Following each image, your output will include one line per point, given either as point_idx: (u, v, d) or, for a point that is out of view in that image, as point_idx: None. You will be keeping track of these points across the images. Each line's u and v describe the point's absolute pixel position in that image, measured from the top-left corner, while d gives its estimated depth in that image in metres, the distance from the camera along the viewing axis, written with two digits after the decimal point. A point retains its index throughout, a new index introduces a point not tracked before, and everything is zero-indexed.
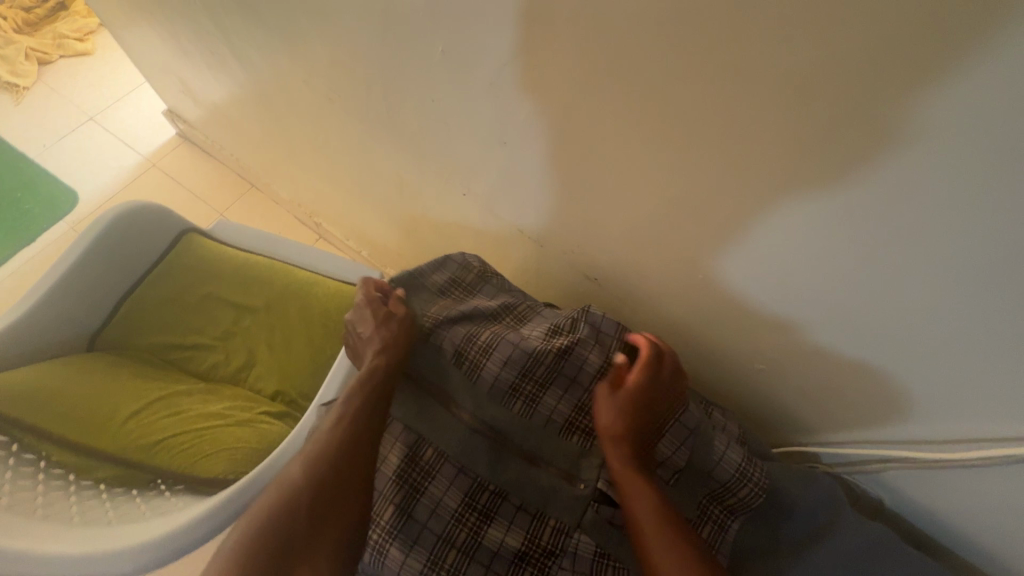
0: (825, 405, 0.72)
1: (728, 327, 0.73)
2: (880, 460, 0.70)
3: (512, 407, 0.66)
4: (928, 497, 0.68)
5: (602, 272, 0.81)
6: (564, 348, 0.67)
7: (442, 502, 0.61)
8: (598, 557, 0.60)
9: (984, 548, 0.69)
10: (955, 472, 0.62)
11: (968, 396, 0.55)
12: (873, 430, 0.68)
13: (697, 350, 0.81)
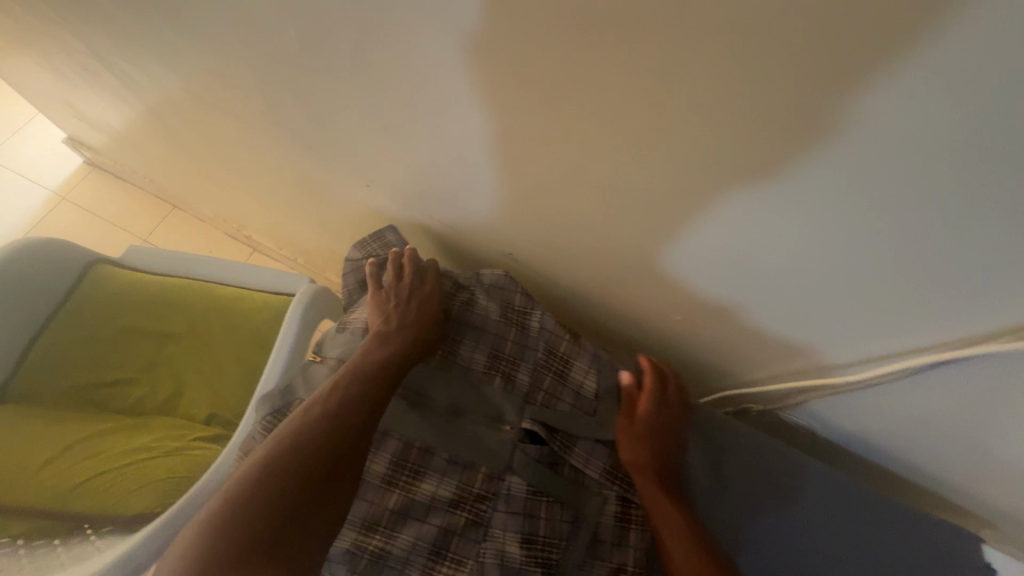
0: (741, 356, 0.72)
1: (636, 296, 0.71)
2: (799, 395, 0.71)
3: (431, 359, 0.65)
4: (849, 422, 0.70)
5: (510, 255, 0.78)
6: (467, 300, 0.70)
7: (370, 470, 0.60)
8: (531, 494, 0.60)
9: (900, 464, 0.72)
10: (860, 399, 0.64)
11: (862, 331, 0.54)
12: (786, 371, 0.69)
13: (617, 320, 0.80)
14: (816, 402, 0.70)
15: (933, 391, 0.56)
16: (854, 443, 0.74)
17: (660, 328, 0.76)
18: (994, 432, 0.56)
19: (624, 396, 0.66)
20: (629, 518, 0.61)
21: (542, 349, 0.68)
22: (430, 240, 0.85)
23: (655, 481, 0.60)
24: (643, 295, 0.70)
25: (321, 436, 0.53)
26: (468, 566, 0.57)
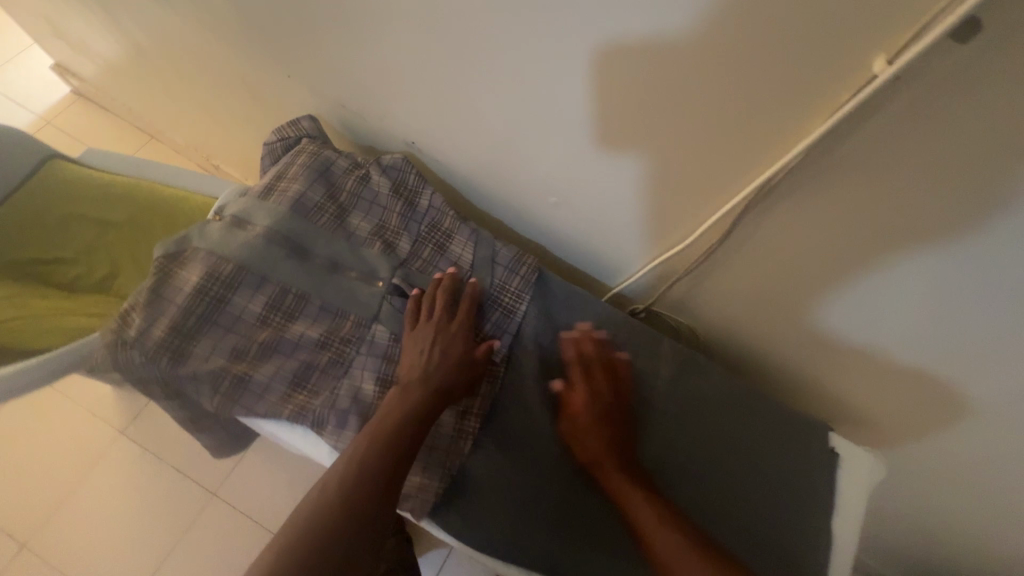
0: (615, 241, 0.75)
1: (519, 176, 0.75)
2: (668, 280, 0.73)
3: (316, 220, 0.69)
4: (716, 306, 0.72)
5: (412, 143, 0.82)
6: (362, 174, 0.74)
7: (246, 308, 0.64)
8: (393, 342, 0.64)
9: (767, 362, 0.75)
10: (715, 269, 0.67)
11: (683, 171, 0.58)
12: (652, 253, 0.71)
13: (513, 218, 0.83)
14: (682, 286, 0.73)
15: (750, 241, 0.60)
16: (726, 342, 0.77)
17: (549, 220, 0.79)
18: (798, 282, 0.60)
19: (495, 268, 0.70)
20: (483, 370, 0.65)
21: (425, 223, 0.72)
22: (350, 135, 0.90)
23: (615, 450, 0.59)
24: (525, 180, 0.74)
25: (384, 463, 0.54)
26: (322, 395, 0.61)
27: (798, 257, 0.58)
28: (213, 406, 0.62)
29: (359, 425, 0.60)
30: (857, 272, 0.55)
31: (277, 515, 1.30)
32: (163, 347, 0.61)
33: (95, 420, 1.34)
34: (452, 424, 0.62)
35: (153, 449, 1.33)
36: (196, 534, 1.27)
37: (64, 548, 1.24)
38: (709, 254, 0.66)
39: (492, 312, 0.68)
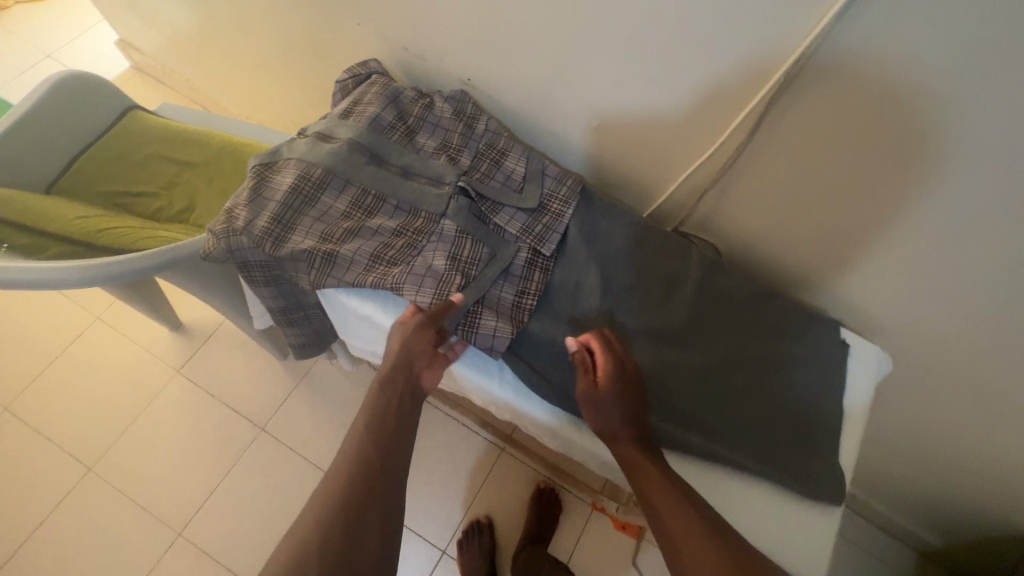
0: (651, 160, 0.85)
1: (566, 100, 0.85)
2: (699, 193, 0.84)
3: (389, 136, 0.80)
4: (737, 220, 0.84)
5: (470, 80, 0.93)
6: (426, 102, 0.85)
7: (333, 207, 0.75)
8: (459, 234, 0.74)
9: (787, 261, 0.86)
10: (739, 177, 0.78)
11: (717, 66, 0.68)
12: (684, 167, 0.82)
13: (558, 145, 0.93)
14: (707, 204, 0.85)
15: (769, 150, 0.72)
16: (748, 248, 0.88)
17: (591, 143, 0.89)
18: (820, 179, 0.71)
19: (545, 179, 0.80)
20: (536, 262, 0.75)
21: (483, 142, 0.82)
22: (412, 78, 1.01)
23: (631, 430, 0.63)
24: (572, 113, 0.87)
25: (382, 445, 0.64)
26: (400, 275, 0.71)
27: (818, 154, 0.69)
28: (309, 283, 0.72)
29: (435, 287, 0.69)
30: (871, 158, 0.65)
31: (322, 448, 1.40)
32: (264, 233, 0.71)
33: (153, 361, 1.46)
34: (512, 297, 0.72)
35: (206, 387, 1.44)
36: (249, 463, 1.37)
37: (127, 474, 1.34)
38: (733, 162, 0.76)
39: (543, 215, 0.77)
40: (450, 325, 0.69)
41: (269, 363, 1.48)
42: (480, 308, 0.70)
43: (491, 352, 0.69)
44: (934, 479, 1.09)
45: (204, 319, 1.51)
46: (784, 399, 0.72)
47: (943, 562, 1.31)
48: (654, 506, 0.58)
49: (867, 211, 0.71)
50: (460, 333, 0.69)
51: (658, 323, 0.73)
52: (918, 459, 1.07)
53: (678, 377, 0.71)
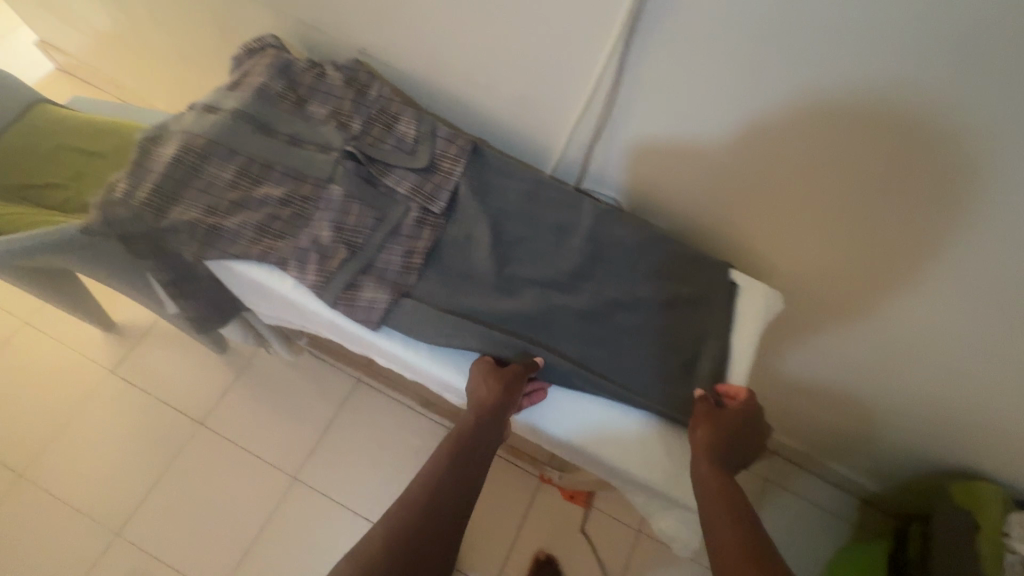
0: (543, 119, 0.86)
1: (456, 65, 0.86)
2: (591, 148, 0.86)
3: (278, 105, 0.80)
4: (628, 171, 0.86)
5: (367, 50, 0.93)
6: (319, 71, 0.85)
7: (218, 176, 0.74)
8: (346, 196, 0.74)
9: (686, 211, 0.88)
10: (624, 126, 0.80)
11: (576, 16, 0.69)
12: (573, 124, 0.83)
13: (459, 111, 0.94)
14: (598, 157, 0.87)
15: (637, 97, 0.74)
16: (648, 202, 0.90)
17: (487, 106, 0.90)
18: (689, 121, 0.74)
19: (437, 140, 0.81)
20: (426, 220, 0.75)
21: (375, 108, 0.83)
22: (315, 52, 1.00)
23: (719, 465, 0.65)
24: (462, 76, 0.87)
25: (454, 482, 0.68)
26: (286, 240, 0.71)
27: (682, 94, 0.71)
28: (192, 255, 0.71)
29: (318, 262, 0.70)
30: (727, 93, 0.68)
31: (264, 440, 1.39)
32: (145, 206, 0.70)
33: (85, 364, 1.42)
34: (401, 255, 0.72)
35: (142, 386, 1.41)
36: (189, 460, 1.35)
37: (62, 480, 1.31)
38: (614, 111, 0.78)
39: (434, 175, 0.78)
40: (330, 299, 0.68)
41: (207, 358, 1.46)
42: (364, 279, 0.70)
43: (368, 324, 0.69)
44: (860, 422, 1.13)
45: (138, 318, 1.48)
46: (670, 334, 0.74)
47: (881, 506, 1.36)
48: (716, 531, 0.60)
49: (735, 146, 0.73)
50: (339, 305, 0.68)
51: (549, 271, 0.75)
52: (842, 402, 1.10)
53: (567, 319, 0.73)
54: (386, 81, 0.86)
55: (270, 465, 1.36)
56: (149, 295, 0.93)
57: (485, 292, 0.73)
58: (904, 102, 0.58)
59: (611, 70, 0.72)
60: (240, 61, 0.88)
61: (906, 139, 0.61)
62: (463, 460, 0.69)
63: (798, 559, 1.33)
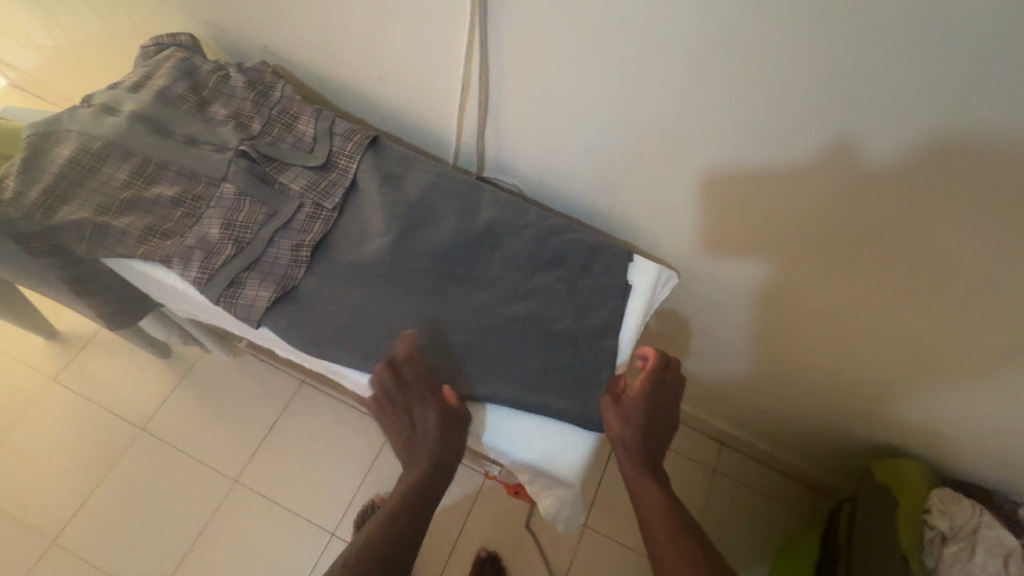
0: (443, 109, 0.93)
1: (360, 61, 0.92)
2: (488, 136, 0.93)
3: (177, 106, 0.81)
4: (518, 156, 0.94)
5: (278, 50, 0.99)
6: (222, 72, 0.86)
7: (112, 176, 0.76)
8: (237, 195, 0.76)
9: (583, 194, 0.93)
10: (510, 113, 0.86)
11: (451, 10, 0.75)
12: (468, 113, 0.90)
13: (369, 104, 1.00)
14: (491, 143, 0.94)
15: (509, 83, 0.81)
16: (547, 187, 0.96)
17: (391, 98, 0.96)
18: (562, 104, 0.80)
19: (334, 137, 0.82)
20: (318, 215, 0.77)
21: (276, 109, 0.84)
22: (237, 52, 1.05)
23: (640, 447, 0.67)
24: (366, 73, 0.94)
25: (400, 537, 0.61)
26: (172, 239, 0.72)
27: (550, 78, 0.77)
28: (83, 253, 0.73)
29: (202, 259, 0.71)
30: (583, 75, 0.74)
31: (206, 443, 1.39)
32: (33, 205, 0.72)
33: (28, 374, 1.43)
34: (288, 252, 0.73)
35: (84, 393, 1.42)
36: (130, 465, 1.36)
37: (1, 492, 1.31)
38: (500, 99, 0.85)
39: (330, 172, 0.80)
40: (212, 296, 0.69)
41: (149, 364, 1.46)
42: (248, 275, 0.71)
43: (249, 322, 0.70)
44: (775, 398, 1.18)
45: (82, 326, 1.49)
46: (557, 318, 0.74)
47: (825, 491, 1.38)
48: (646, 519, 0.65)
49: (606, 126, 0.79)
50: (221, 302, 0.70)
51: (438, 258, 0.76)
52: (757, 379, 1.15)
53: (455, 307, 0.73)
54: (289, 80, 0.88)
55: (212, 466, 1.37)
56: (65, 297, 0.95)
57: (372, 279, 0.74)
58: (723, 78, 0.64)
59: (478, 58, 0.79)
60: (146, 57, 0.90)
61: (774, 111, 0.64)
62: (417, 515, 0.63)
63: (741, 546, 1.35)
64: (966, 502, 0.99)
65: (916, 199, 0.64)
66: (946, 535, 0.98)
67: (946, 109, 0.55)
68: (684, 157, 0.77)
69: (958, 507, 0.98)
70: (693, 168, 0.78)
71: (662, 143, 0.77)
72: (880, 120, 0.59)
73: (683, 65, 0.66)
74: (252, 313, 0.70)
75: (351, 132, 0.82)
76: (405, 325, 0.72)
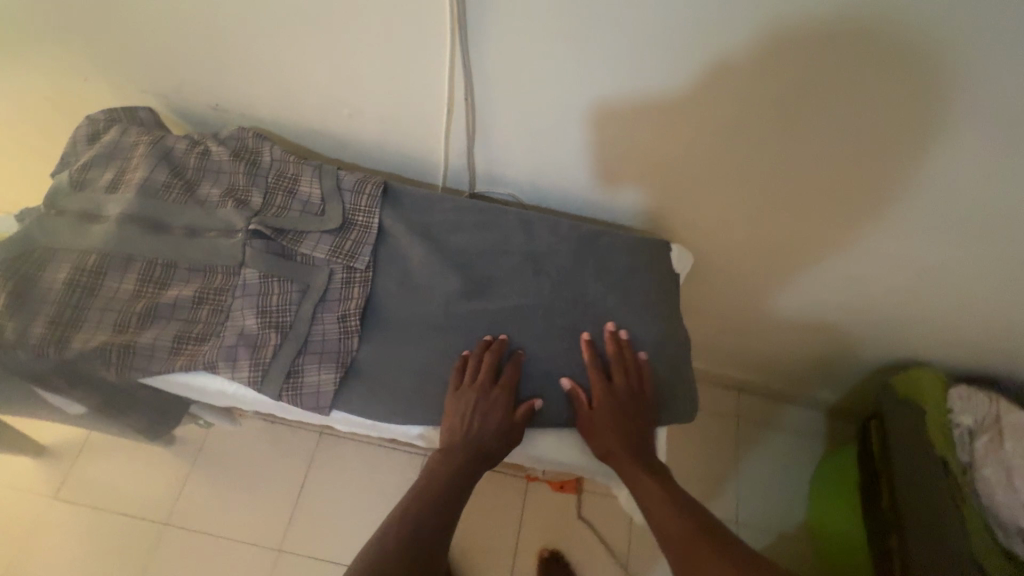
0: (425, 140, 0.87)
1: (327, 107, 0.86)
2: (481, 156, 0.88)
3: (165, 196, 0.75)
4: (514, 169, 0.90)
5: (230, 107, 0.91)
6: (201, 147, 0.80)
7: (119, 289, 0.69)
8: (263, 278, 0.71)
9: (587, 195, 0.92)
10: (505, 132, 0.83)
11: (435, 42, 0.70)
12: (455, 141, 0.85)
13: (340, 148, 0.93)
14: (481, 159, 0.89)
15: (504, 102, 0.78)
16: (547, 194, 0.94)
17: (364, 137, 0.89)
18: (567, 116, 0.78)
19: (344, 194, 0.78)
20: (353, 279, 0.73)
21: (271, 176, 0.79)
22: (184, 115, 0.96)
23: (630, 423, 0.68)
24: (334, 117, 0.87)
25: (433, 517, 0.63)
26: (209, 341, 0.68)
27: (553, 95, 0.75)
28: (112, 378, 0.67)
29: (250, 356, 0.67)
30: (590, 86, 0.73)
31: (239, 522, 1.33)
32: (44, 341, 0.65)
33: (23, 499, 1.32)
34: (336, 325, 0.70)
35: (92, 504, 1.32)
36: (164, 565, 1.28)
37: None
38: (494, 119, 0.81)
39: (350, 231, 0.76)
40: (273, 392, 0.66)
41: (158, 456, 1.37)
42: (303, 361, 0.68)
43: (319, 410, 0.67)
44: (789, 341, 1.24)
45: (69, 434, 1.37)
46: (618, 328, 0.74)
47: (845, 413, 1.49)
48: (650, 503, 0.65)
49: (614, 127, 0.78)
50: (285, 397, 0.66)
51: (483, 297, 0.75)
52: (770, 328, 1.20)
53: (519, 340, 0.73)
54: (274, 142, 0.82)
55: (252, 543, 1.31)
56: (69, 420, 0.87)
57: (428, 335, 0.72)
58: (736, 67, 0.65)
59: (467, 85, 0.76)
60: (97, 141, 0.81)
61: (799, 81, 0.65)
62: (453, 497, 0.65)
63: (781, 480, 1.44)
64: (982, 395, 1.07)
65: (919, 156, 0.70)
66: (973, 430, 1.06)
67: (970, 55, 0.57)
68: (697, 146, 0.78)
69: (977, 401, 1.07)
70: (706, 158, 0.80)
71: (675, 137, 0.78)
72: (916, 72, 0.60)
73: (695, 59, 0.66)
74: (321, 399, 0.67)
75: (360, 185, 0.79)
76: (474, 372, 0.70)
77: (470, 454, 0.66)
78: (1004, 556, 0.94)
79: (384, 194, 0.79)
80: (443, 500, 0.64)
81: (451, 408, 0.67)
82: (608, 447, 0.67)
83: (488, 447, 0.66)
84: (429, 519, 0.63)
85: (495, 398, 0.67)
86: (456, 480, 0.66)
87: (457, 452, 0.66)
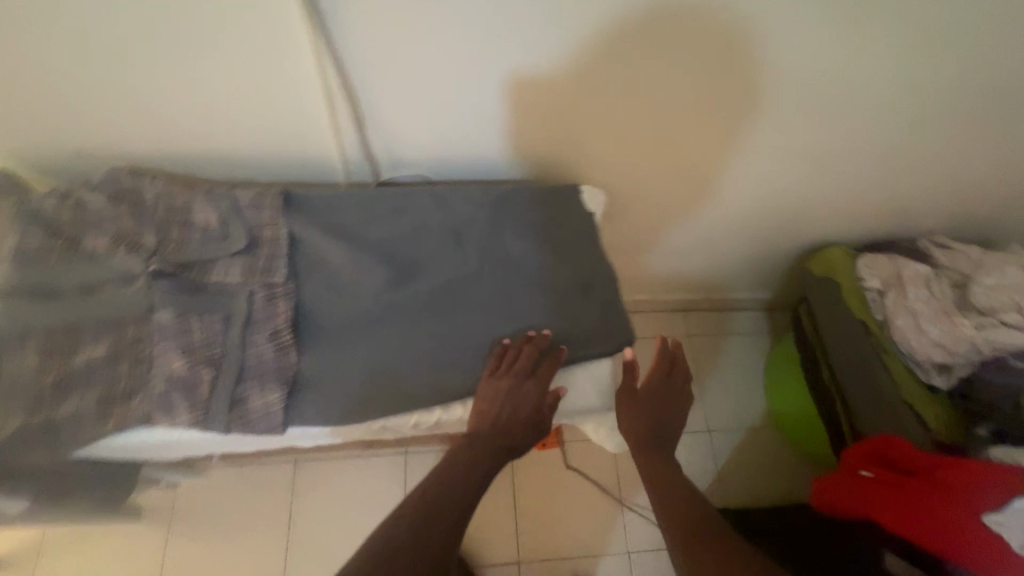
0: (314, 141, 0.84)
1: (201, 128, 0.81)
2: (377, 144, 0.86)
3: (47, 259, 0.69)
4: (415, 151, 0.89)
5: (96, 152, 0.84)
6: (71, 199, 0.74)
7: (20, 368, 0.64)
8: (180, 317, 0.68)
9: (492, 159, 0.93)
10: (393, 113, 0.81)
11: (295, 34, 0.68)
12: (345, 134, 0.83)
13: (229, 168, 0.89)
14: (378, 147, 0.87)
15: (384, 83, 0.76)
16: (454, 168, 0.94)
17: (250, 151, 0.85)
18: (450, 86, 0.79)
19: (243, 212, 0.75)
20: (275, 294, 0.71)
21: (160, 212, 0.74)
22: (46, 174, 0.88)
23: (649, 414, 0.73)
24: (213, 137, 0.82)
25: (454, 484, 0.64)
26: (139, 395, 0.64)
27: (432, 68, 0.75)
28: (42, 460, 0.62)
29: (187, 397, 0.64)
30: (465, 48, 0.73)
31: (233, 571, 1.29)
32: None
33: None
34: (270, 343, 0.68)
35: None
36: None
37: None
38: (378, 102, 0.79)
39: (260, 248, 0.74)
40: (221, 427, 0.64)
41: (127, 533, 1.30)
42: (244, 388, 0.66)
43: (274, 431, 0.65)
44: (715, 254, 1.31)
45: (20, 539, 1.27)
46: (550, 277, 0.76)
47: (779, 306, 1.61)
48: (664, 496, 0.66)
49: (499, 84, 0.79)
50: (234, 428, 0.64)
51: (411, 278, 0.74)
52: (694, 246, 1.27)
53: (459, 314, 0.73)
54: (155, 176, 0.77)
55: None
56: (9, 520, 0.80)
57: (366, 329, 0.71)
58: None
59: (342, 74, 0.74)
60: None
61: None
62: (479, 464, 0.66)
63: (738, 381, 1.55)
64: (881, 257, 1.19)
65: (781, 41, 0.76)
66: (881, 289, 1.15)
67: None
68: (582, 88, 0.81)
69: (878, 263, 1.18)
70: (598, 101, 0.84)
71: (561, 83, 0.80)
72: None
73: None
74: (274, 420, 0.65)
75: (258, 199, 0.76)
76: (420, 352, 0.71)
77: (505, 422, 0.68)
78: (930, 396, 1.07)
79: (287, 203, 0.77)
80: (467, 469, 0.65)
81: (486, 387, 0.69)
82: (630, 427, 0.73)
83: (519, 417, 0.68)
84: (455, 484, 0.63)
85: (535, 378, 0.69)
86: (482, 451, 0.66)
87: (492, 421, 0.68)
